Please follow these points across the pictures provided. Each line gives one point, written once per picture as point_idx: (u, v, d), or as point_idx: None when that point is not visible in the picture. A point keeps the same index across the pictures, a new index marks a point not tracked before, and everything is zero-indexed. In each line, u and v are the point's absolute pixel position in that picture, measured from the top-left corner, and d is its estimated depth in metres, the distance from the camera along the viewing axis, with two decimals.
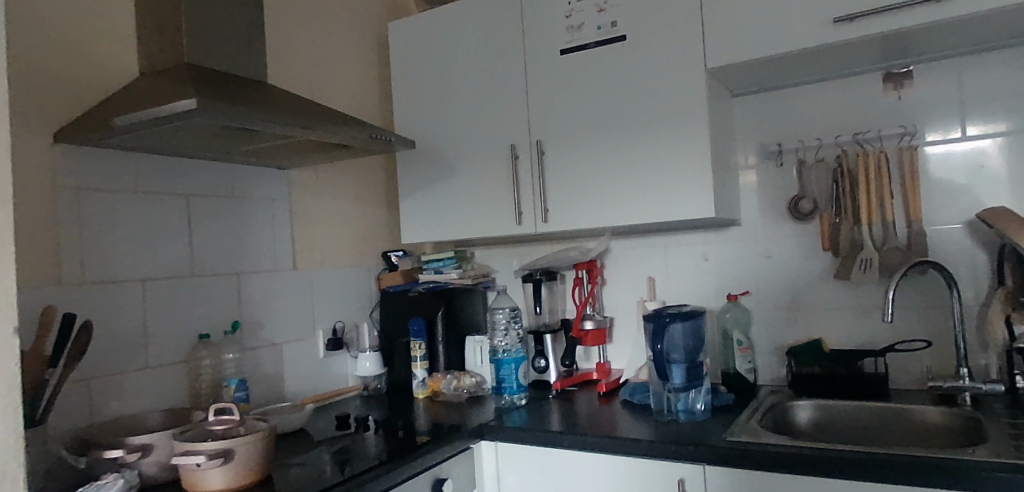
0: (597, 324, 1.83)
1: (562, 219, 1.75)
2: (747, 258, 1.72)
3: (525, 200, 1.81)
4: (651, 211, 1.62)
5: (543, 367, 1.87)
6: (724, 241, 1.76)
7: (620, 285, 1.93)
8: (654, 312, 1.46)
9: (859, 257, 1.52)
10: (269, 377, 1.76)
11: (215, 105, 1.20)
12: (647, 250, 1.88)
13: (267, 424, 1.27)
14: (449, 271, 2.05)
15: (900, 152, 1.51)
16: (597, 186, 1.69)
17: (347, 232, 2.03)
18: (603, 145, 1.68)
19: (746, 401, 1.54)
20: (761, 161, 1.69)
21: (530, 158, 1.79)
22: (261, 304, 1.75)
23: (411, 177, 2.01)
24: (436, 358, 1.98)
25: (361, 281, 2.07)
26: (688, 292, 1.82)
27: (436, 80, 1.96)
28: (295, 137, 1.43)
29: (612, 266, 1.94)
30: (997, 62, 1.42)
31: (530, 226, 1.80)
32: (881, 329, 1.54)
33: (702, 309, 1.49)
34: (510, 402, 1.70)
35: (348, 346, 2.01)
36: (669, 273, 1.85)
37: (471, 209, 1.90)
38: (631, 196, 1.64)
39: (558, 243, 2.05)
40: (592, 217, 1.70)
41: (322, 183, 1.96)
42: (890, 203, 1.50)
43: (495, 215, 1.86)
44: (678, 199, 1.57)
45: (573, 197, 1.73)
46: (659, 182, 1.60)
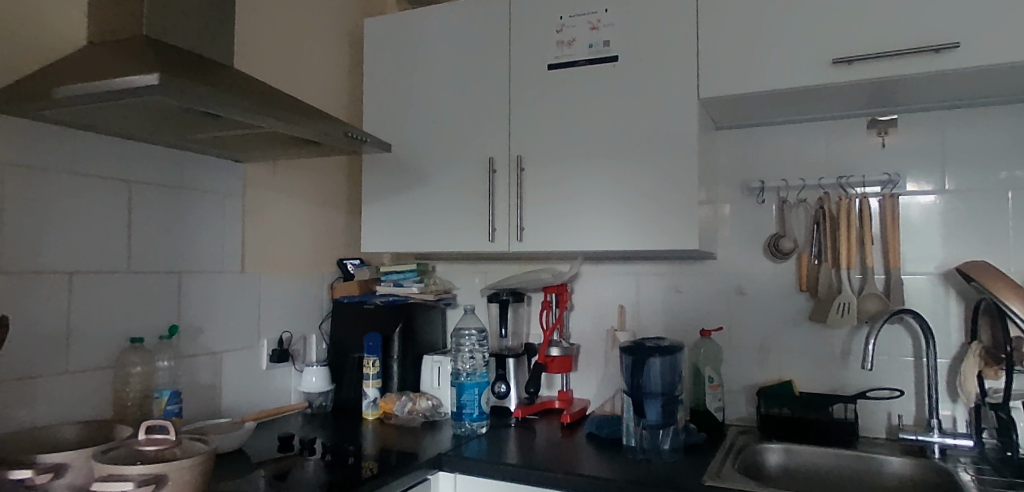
0: (565, 352, 1.76)
1: (538, 239, 1.68)
2: (721, 294, 1.69)
3: (499, 216, 1.73)
4: (632, 239, 1.56)
5: (503, 393, 1.74)
6: (699, 275, 1.72)
7: (589, 312, 1.86)
8: (634, 344, 1.41)
9: (837, 300, 1.51)
10: (206, 389, 1.59)
11: (181, 84, 1.07)
12: (619, 277, 1.83)
13: (207, 445, 1.13)
14: (411, 285, 1.94)
15: (879, 199, 1.52)
16: (578, 209, 1.63)
17: (303, 235, 1.89)
18: (586, 166, 1.62)
19: (716, 442, 1.50)
20: (741, 196, 1.67)
21: (508, 173, 1.71)
22: (203, 308, 1.60)
23: (378, 182, 1.90)
24: (391, 378, 1.83)
25: (315, 289, 1.93)
26: (659, 324, 1.77)
27: (413, 84, 1.86)
28: (263, 128, 1.31)
29: (581, 291, 1.87)
30: (976, 120, 1.46)
31: (504, 244, 1.72)
32: (852, 375, 1.53)
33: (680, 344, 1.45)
34: (470, 430, 1.59)
35: (294, 358, 1.86)
36: (640, 303, 1.79)
37: (442, 221, 1.80)
38: (612, 222, 1.59)
39: (527, 263, 1.97)
40: (570, 240, 1.64)
41: (281, 182, 1.82)
42: (869, 248, 1.50)
43: (467, 230, 1.77)
44: (661, 228, 1.53)
45: (552, 217, 1.66)
46: (641, 210, 1.55)
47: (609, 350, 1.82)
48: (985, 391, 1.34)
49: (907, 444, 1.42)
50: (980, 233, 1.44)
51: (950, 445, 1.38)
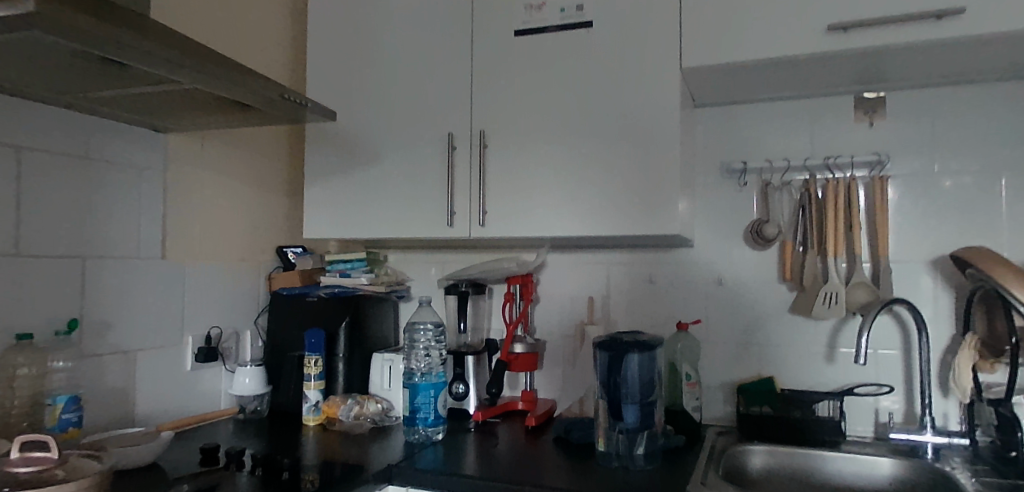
0: (529, 348, 1.60)
1: (502, 224, 1.52)
2: (699, 284, 1.57)
3: (460, 198, 1.56)
4: (607, 224, 1.42)
5: (461, 394, 1.60)
6: (674, 264, 1.60)
7: (556, 305, 1.71)
8: (612, 339, 1.28)
9: (823, 290, 1.41)
10: (115, 393, 1.37)
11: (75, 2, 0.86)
12: (588, 267, 1.69)
13: (102, 464, 0.93)
14: (359, 276, 1.75)
15: (867, 182, 1.43)
16: (546, 191, 1.48)
17: (237, 219, 1.67)
18: (556, 144, 1.47)
19: (695, 446, 1.37)
20: (720, 179, 1.55)
21: (469, 151, 1.55)
22: (114, 299, 1.37)
23: (324, 161, 1.70)
24: (335, 378, 1.64)
25: (250, 279, 1.72)
26: (631, 316, 1.64)
27: (364, 51, 1.67)
28: (183, 83, 1.10)
29: (548, 282, 1.72)
30: (965, 99, 1.38)
31: (465, 229, 1.55)
32: (837, 370, 1.44)
33: (659, 339, 1.31)
34: (425, 436, 1.42)
35: (224, 357, 1.64)
36: (611, 295, 1.66)
37: (396, 204, 1.62)
38: (584, 205, 1.44)
39: (488, 252, 1.81)
40: (537, 225, 1.48)
41: (210, 157, 1.60)
42: (857, 234, 1.41)
43: (423, 213, 1.59)
44: (638, 212, 1.39)
45: (516, 200, 1.51)
46: (615, 192, 1.42)
47: (577, 345, 1.68)
48: (979, 387, 1.28)
49: (899, 444, 1.34)
50: (972, 219, 1.36)
51: (944, 445, 1.31)
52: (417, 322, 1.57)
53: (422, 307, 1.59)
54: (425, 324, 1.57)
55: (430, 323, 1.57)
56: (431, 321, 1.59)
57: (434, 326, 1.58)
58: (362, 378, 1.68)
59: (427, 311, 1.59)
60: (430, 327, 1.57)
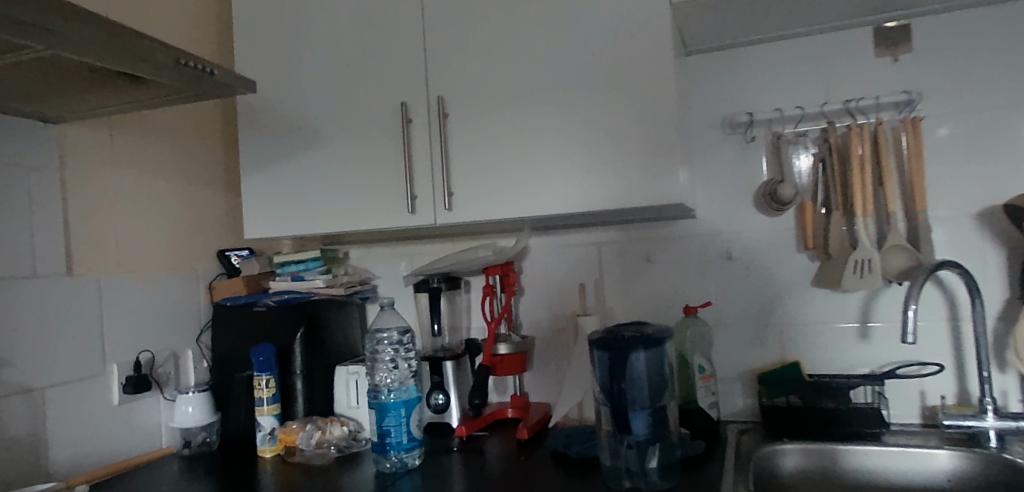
0: (515, 348, 1.38)
1: (472, 206, 1.29)
2: (706, 259, 1.36)
3: (421, 179, 1.32)
4: (595, 197, 1.20)
5: (442, 405, 1.38)
6: (676, 238, 1.38)
7: (541, 295, 1.49)
8: (614, 334, 1.05)
9: (854, 258, 1.20)
10: (19, 444, 1.13)
11: None
12: (576, 248, 1.46)
13: None
14: (313, 278, 1.53)
15: (896, 126, 1.22)
16: (521, 164, 1.25)
17: (162, 222, 1.43)
18: (529, 106, 1.24)
19: (719, 451, 1.17)
20: (722, 136, 1.34)
21: (427, 123, 1.31)
22: (7, 329, 1.13)
23: (261, 147, 1.46)
24: (293, 399, 1.41)
25: (186, 292, 1.48)
26: (630, 302, 1.42)
27: (297, 14, 1.42)
28: (34, 48, 0.84)
29: (531, 269, 1.50)
30: (1005, 19, 1.17)
31: (430, 215, 1.32)
32: (874, 350, 1.24)
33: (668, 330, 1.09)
34: (400, 463, 1.20)
35: (160, 385, 1.40)
36: (605, 279, 1.44)
37: (347, 191, 1.38)
38: (568, 177, 1.22)
39: (460, 240, 1.58)
40: (514, 204, 1.26)
41: (122, 151, 1.35)
42: (890, 188, 1.20)
43: (379, 200, 1.35)
44: (631, 180, 1.17)
45: (487, 176, 1.28)
46: (602, 158, 1.19)
47: (568, 340, 1.46)
48: None
49: (953, 432, 1.15)
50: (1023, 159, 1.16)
51: (1010, 431, 1.12)
52: (380, 330, 1.35)
53: (384, 310, 1.36)
54: (389, 330, 1.35)
55: (394, 330, 1.35)
56: (396, 326, 1.36)
57: (401, 331, 1.35)
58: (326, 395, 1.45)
59: (391, 314, 1.37)
60: (396, 333, 1.35)
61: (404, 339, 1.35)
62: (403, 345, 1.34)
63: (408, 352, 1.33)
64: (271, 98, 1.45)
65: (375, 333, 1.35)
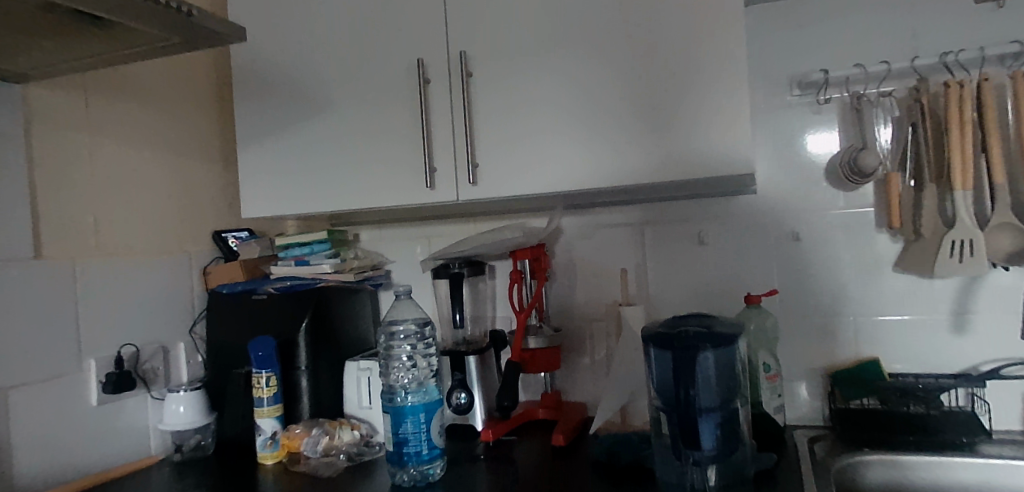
0: (547, 342, 1.21)
1: (501, 180, 1.11)
2: (769, 239, 1.19)
3: (440, 149, 1.15)
4: (648, 166, 1.02)
5: (464, 404, 1.23)
6: (733, 217, 1.21)
7: (576, 281, 1.32)
8: (678, 330, 0.88)
9: (948, 239, 1.04)
10: None
11: None
12: (616, 228, 1.29)
13: None
14: (319, 262, 1.35)
15: (1002, 84, 1.04)
16: (560, 131, 1.07)
17: (147, 199, 1.27)
18: (570, 62, 1.06)
19: (795, 461, 1.01)
20: (790, 99, 1.16)
21: (448, 83, 1.14)
22: None
23: (259, 114, 1.29)
24: (298, 397, 1.25)
25: (177, 278, 1.32)
26: (678, 289, 1.25)
27: None
28: None
29: (563, 252, 1.33)
30: None
31: (452, 191, 1.14)
32: (971, 344, 1.09)
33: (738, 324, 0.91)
34: (420, 475, 1.04)
35: (147, 382, 1.25)
36: (653, 263, 1.27)
37: (357, 164, 1.21)
38: (617, 144, 1.04)
39: (482, 220, 1.40)
40: (551, 178, 1.08)
41: (98, 119, 1.19)
42: (995, 157, 1.01)
43: (393, 174, 1.18)
44: (689, 148, 1.00)
45: (517, 144, 1.10)
46: (654, 120, 1.01)
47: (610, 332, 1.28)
48: None
49: None
50: None
51: None
52: (394, 322, 1.19)
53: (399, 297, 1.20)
54: (404, 319, 1.19)
55: (411, 320, 1.20)
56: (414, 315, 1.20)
57: (419, 320, 1.19)
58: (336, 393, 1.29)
59: (409, 301, 1.21)
60: (412, 323, 1.19)
61: (425, 332, 1.19)
62: (423, 340, 1.18)
63: (428, 346, 1.17)
64: (269, 59, 1.28)
65: (390, 324, 1.19)
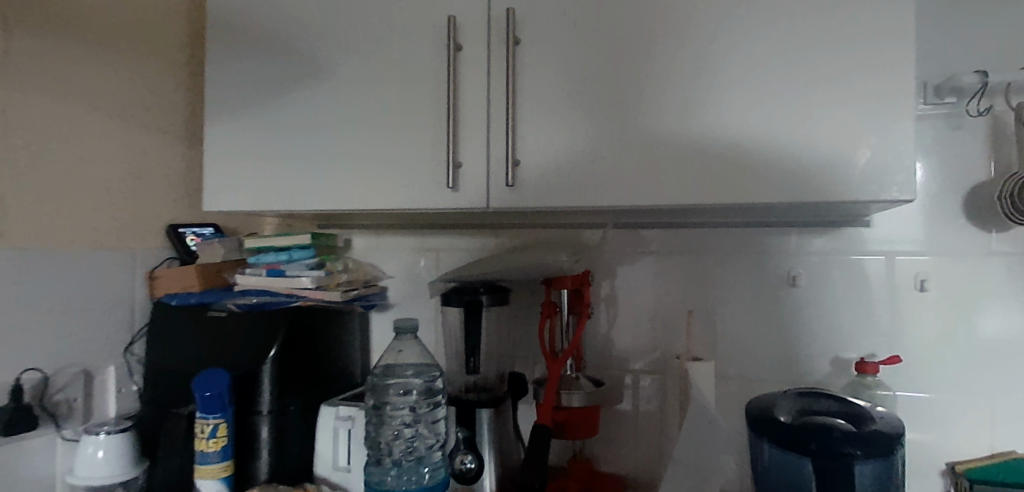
0: (589, 401, 0.94)
1: (549, 186, 0.82)
2: (886, 287, 0.93)
3: (469, 139, 0.86)
4: (773, 176, 0.73)
5: (474, 470, 0.93)
6: (837, 252, 0.95)
7: (624, 320, 1.05)
8: (813, 424, 0.61)
9: None
10: None
11: None
12: (679, 255, 1.02)
13: None
14: (297, 274, 1.05)
15: None
16: (639, 123, 0.78)
17: (80, 178, 0.98)
18: (656, 30, 0.78)
19: None
20: (926, 108, 0.89)
21: (486, 53, 0.86)
22: None
23: (236, 80, 1.00)
24: (256, 452, 0.96)
25: (112, 283, 1.03)
26: (757, 341, 0.98)
27: None
28: None
29: (609, 282, 1.06)
30: None
31: (482, 195, 0.85)
32: None
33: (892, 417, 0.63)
34: None
35: (58, 418, 0.95)
36: (727, 305, 1.00)
37: (357, 152, 0.92)
38: (726, 144, 0.74)
39: (507, 233, 1.13)
40: (621, 186, 0.79)
41: (9, 67, 0.90)
42: None
43: (405, 168, 0.89)
44: (829, 149, 0.71)
45: (576, 136, 0.81)
46: (781, 108, 0.72)
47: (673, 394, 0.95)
48: None
49: None
50: None
51: None
52: (390, 376, 1.01)
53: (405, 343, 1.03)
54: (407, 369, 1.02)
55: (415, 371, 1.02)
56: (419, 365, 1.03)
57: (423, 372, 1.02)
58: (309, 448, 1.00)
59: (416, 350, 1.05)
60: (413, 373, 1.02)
61: (432, 387, 1.00)
62: (426, 398, 0.99)
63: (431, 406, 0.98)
64: (255, 10, 0.99)
65: (390, 373, 1.02)
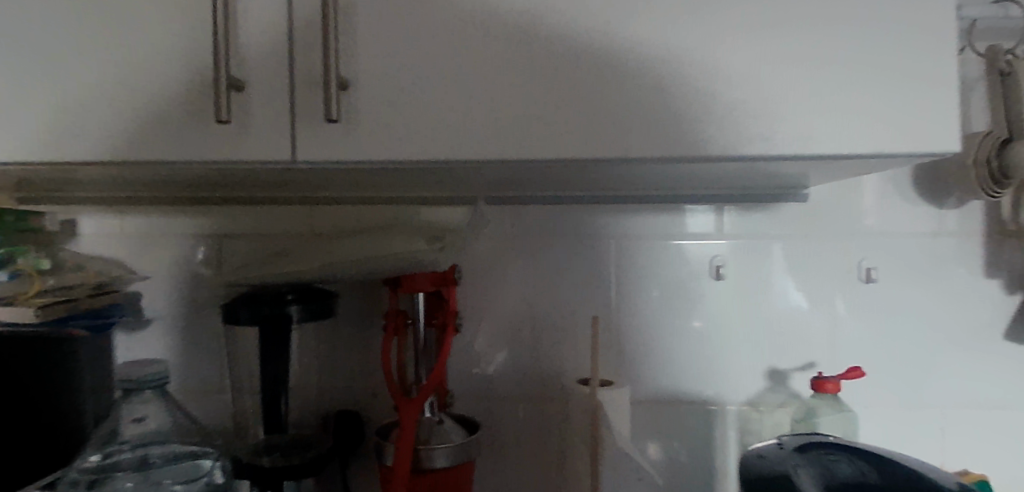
0: (461, 458, 0.64)
1: (395, 126, 0.47)
2: (826, 276, 0.74)
3: (255, 40, 0.48)
4: (758, 112, 0.46)
5: None
6: (767, 235, 0.75)
7: (501, 330, 0.76)
8: None
9: None
10: None
11: None
12: (576, 240, 0.76)
13: None
14: None
15: None
16: (551, 26, 0.47)
17: None
18: None
19: None
20: None
21: None
22: None
23: None
24: None
25: None
26: (673, 352, 0.76)
27: None
28: None
29: (480, 278, 0.76)
30: None
31: (281, 142, 0.48)
32: None
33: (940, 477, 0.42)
34: None
35: None
36: (634, 305, 0.76)
37: (28, 56, 0.48)
38: (692, 60, 0.47)
39: (331, 211, 0.78)
40: (516, 130, 0.47)
41: None
42: None
43: (128, 88, 0.47)
44: (841, 74, 0.46)
45: (446, 41, 0.48)
46: (772, 12, 0.47)
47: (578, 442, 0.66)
48: None
49: None
50: None
51: None
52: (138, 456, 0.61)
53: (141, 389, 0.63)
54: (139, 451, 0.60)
55: (147, 455, 0.60)
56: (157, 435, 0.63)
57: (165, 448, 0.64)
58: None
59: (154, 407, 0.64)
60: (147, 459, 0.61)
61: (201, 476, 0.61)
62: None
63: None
64: None
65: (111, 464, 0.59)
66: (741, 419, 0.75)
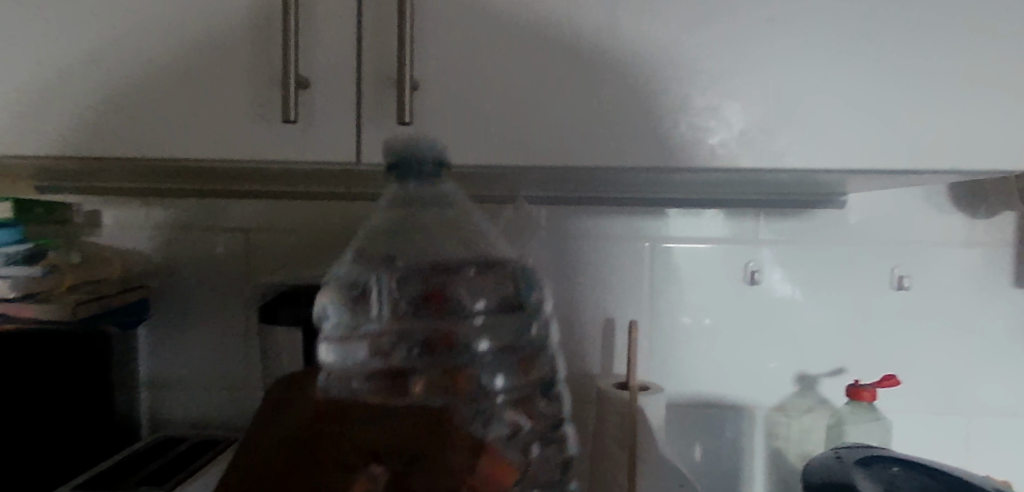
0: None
1: (457, 129, 0.46)
2: (860, 282, 0.75)
3: (324, 38, 0.46)
4: (835, 126, 0.46)
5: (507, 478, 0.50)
6: (805, 241, 0.75)
7: None
8: None
9: None
10: None
11: None
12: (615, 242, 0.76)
13: None
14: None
15: None
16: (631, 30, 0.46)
17: None
18: None
19: None
20: None
21: None
22: None
23: None
24: None
25: None
26: (707, 355, 0.76)
27: None
28: None
29: None
30: None
31: (346, 143, 0.47)
32: None
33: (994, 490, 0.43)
34: None
35: None
36: (669, 308, 0.76)
37: (85, 46, 0.46)
38: (773, 69, 0.46)
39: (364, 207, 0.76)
40: (588, 137, 0.46)
41: None
42: None
43: (190, 83, 0.46)
44: (920, 88, 0.46)
45: (520, 41, 0.46)
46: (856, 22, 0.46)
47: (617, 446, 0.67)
48: None
49: None
50: None
51: None
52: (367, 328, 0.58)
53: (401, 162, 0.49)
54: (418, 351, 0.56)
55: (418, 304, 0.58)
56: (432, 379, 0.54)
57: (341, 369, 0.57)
58: (407, 419, 0.46)
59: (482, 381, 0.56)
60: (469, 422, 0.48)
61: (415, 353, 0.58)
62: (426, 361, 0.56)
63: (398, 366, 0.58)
64: None
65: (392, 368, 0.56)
66: (767, 423, 0.76)
